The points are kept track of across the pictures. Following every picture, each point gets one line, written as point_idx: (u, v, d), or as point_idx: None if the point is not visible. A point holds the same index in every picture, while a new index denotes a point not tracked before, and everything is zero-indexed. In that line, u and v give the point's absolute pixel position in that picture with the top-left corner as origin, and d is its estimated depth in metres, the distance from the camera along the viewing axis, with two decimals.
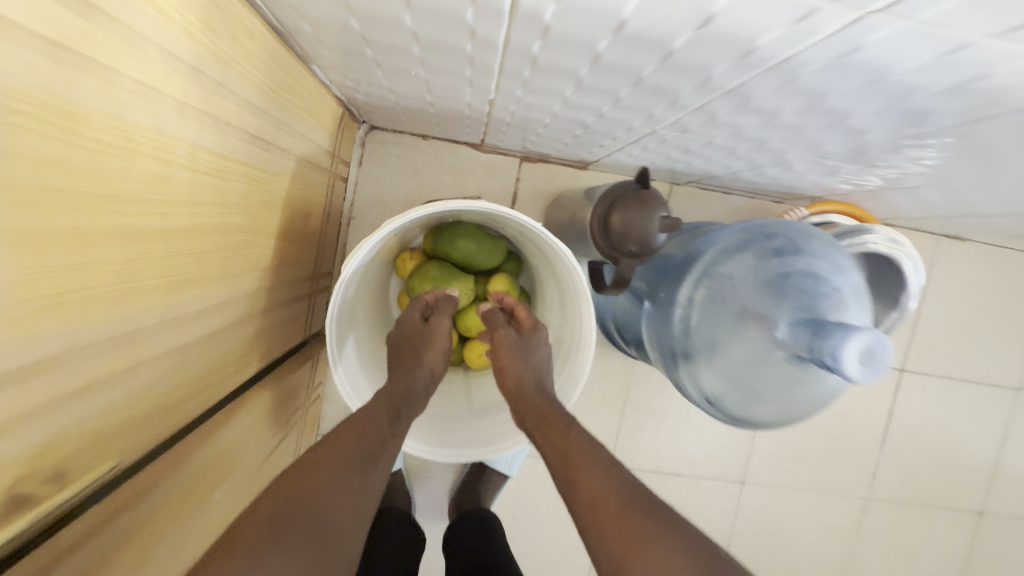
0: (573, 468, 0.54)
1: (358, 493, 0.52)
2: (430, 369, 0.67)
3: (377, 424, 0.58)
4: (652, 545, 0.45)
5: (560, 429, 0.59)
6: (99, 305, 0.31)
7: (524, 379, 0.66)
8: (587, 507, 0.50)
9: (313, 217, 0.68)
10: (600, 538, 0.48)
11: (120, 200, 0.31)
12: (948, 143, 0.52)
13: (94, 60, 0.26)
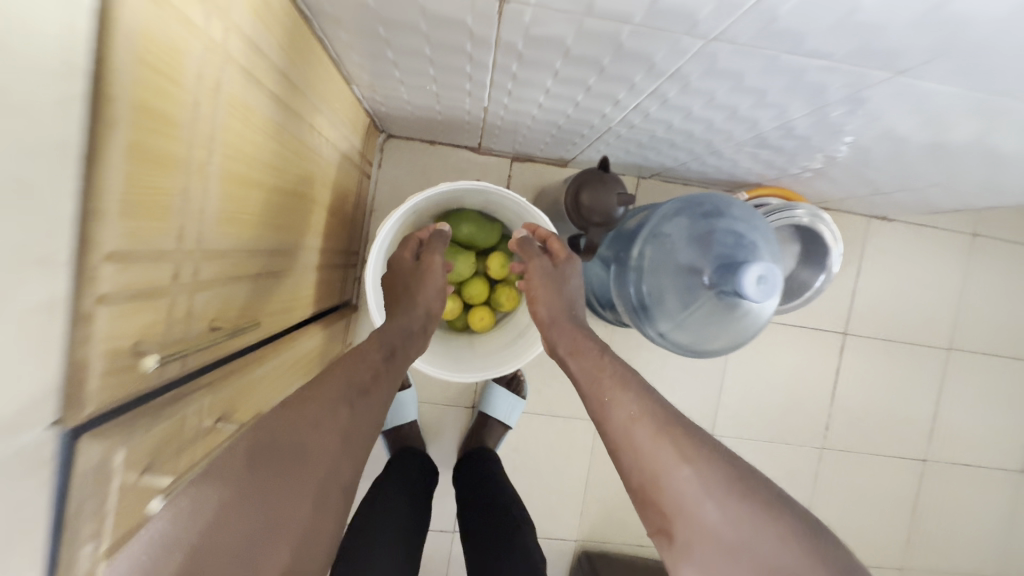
0: (606, 397, 0.66)
1: (343, 427, 0.53)
2: (430, 317, 0.77)
3: (356, 370, 0.59)
4: (676, 457, 0.57)
5: (594, 359, 0.71)
6: (239, 223, 0.49)
7: (562, 314, 0.78)
8: (621, 429, 0.62)
9: (347, 202, 0.87)
10: (631, 453, 0.60)
11: (252, 158, 0.49)
12: (820, 129, 0.70)
13: (247, 77, 0.45)
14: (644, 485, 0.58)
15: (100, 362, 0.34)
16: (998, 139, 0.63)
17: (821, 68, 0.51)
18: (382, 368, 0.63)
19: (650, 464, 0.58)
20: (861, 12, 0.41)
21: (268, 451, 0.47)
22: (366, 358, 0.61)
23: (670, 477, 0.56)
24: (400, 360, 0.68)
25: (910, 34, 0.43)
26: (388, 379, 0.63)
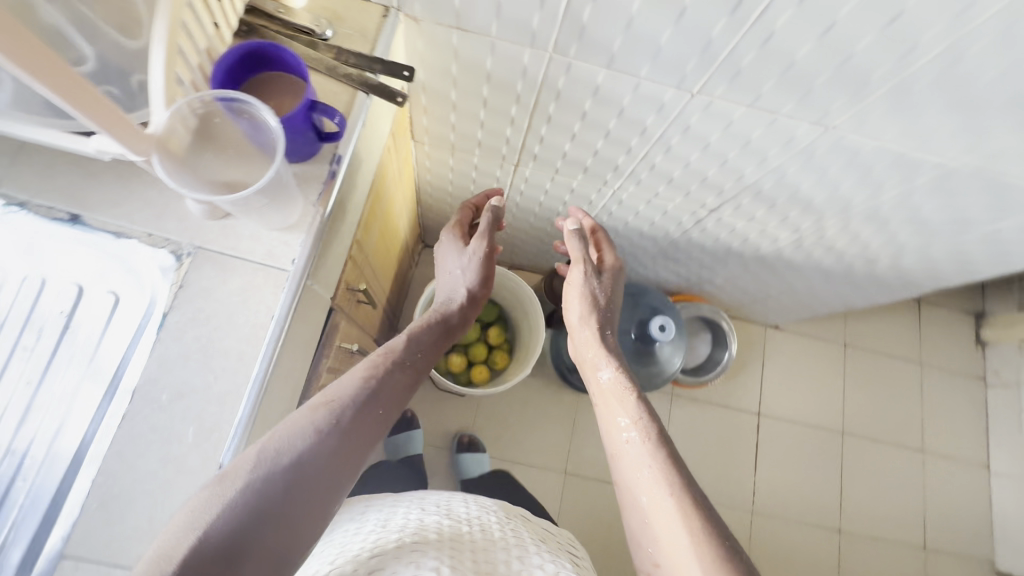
0: (627, 443, 0.67)
1: (356, 439, 0.55)
2: (445, 319, 0.75)
3: (372, 387, 0.58)
4: (676, 516, 0.58)
5: (617, 394, 0.72)
6: (378, 257, 0.90)
7: (597, 317, 0.81)
8: (632, 476, 0.65)
9: (399, 281, 1.29)
10: (637, 503, 0.63)
11: (388, 226, 0.92)
12: (696, 249, 1.17)
13: (393, 191, 0.90)
14: (646, 530, 0.61)
15: (344, 292, 0.71)
16: (790, 255, 1.10)
17: (676, 209, 0.99)
18: (394, 381, 0.61)
19: (651, 517, 0.60)
20: (681, 184, 0.90)
21: (292, 478, 0.49)
22: (377, 372, 0.60)
23: (667, 535, 0.58)
24: (414, 375, 0.64)
25: (706, 194, 0.92)
26: (396, 392, 0.61)
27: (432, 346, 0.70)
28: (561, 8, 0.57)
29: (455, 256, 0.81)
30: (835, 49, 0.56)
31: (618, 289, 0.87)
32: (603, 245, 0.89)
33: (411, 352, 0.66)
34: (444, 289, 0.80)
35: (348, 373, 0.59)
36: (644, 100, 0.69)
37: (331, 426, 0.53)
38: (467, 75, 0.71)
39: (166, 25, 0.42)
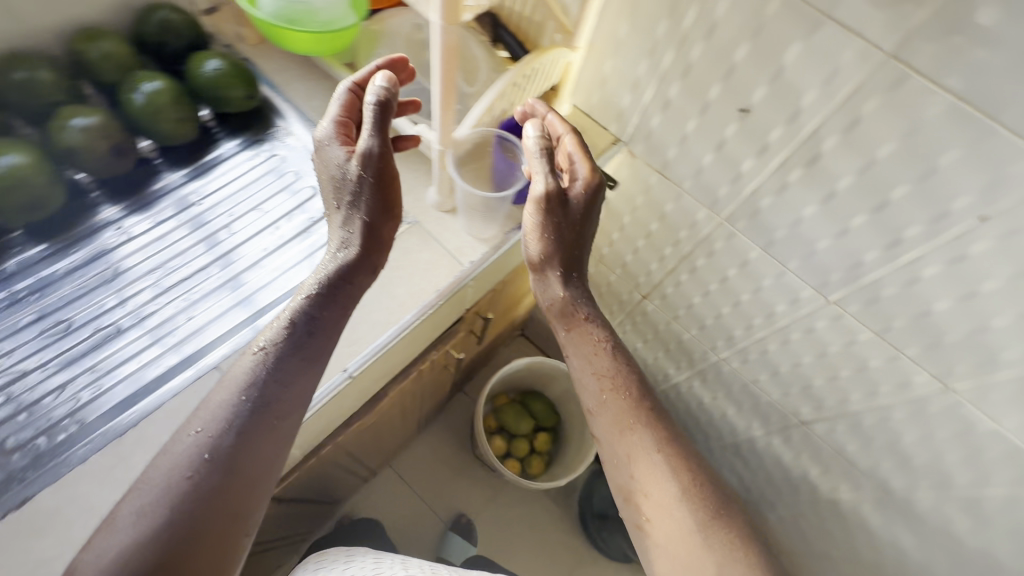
0: (613, 396, 0.66)
1: (237, 472, 0.52)
2: (347, 283, 0.59)
3: (249, 399, 0.53)
4: (670, 472, 0.63)
5: (594, 346, 0.68)
6: (502, 309, 1.03)
7: (556, 260, 0.66)
8: (621, 430, 0.65)
9: (490, 347, 1.40)
10: (632, 458, 0.65)
11: (520, 291, 1.07)
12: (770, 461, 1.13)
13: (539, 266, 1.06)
14: (634, 480, 0.64)
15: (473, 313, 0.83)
16: (868, 516, 1.02)
17: (768, 403, 1.01)
18: (279, 387, 0.55)
19: (648, 469, 0.64)
20: (783, 380, 0.94)
21: (176, 518, 0.49)
22: (261, 379, 0.54)
23: (662, 491, 0.63)
24: (312, 353, 0.57)
25: (802, 403, 0.94)
26: (288, 399, 0.55)
27: (336, 316, 0.58)
28: (747, 190, 0.72)
29: (336, 179, 0.58)
30: (971, 316, 0.63)
31: (593, 216, 0.67)
32: (575, 154, 0.64)
33: (302, 332, 0.57)
34: (338, 225, 0.60)
35: (222, 390, 0.55)
36: (782, 288, 0.80)
37: (205, 457, 0.51)
38: (647, 208, 0.88)
39: (496, 91, 0.65)
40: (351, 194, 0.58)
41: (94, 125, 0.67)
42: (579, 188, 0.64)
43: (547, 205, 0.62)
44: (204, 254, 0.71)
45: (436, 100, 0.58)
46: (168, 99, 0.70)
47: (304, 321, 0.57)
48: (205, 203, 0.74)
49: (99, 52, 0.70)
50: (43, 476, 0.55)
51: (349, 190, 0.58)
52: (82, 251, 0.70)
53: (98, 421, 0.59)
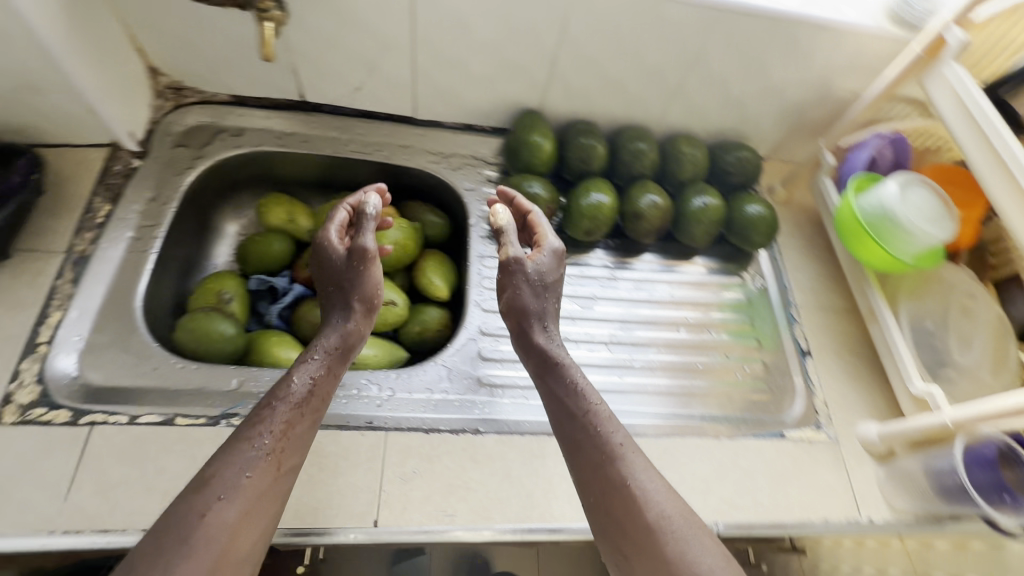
0: (582, 433, 0.51)
1: (228, 540, 0.41)
2: (331, 338, 0.54)
3: (269, 443, 0.46)
4: (638, 480, 0.48)
5: (573, 386, 0.54)
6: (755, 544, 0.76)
7: (529, 317, 0.58)
8: (586, 469, 0.50)
9: None
10: (596, 488, 0.49)
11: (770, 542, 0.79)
12: None
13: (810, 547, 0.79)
14: (613, 511, 0.47)
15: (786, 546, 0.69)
16: None
17: None
18: (292, 428, 0.47)
19: (611, 489, 0.48)
20: None
21: (195, 564, 0.38)
22: (275, 428, 0.47)
23: (635, 510, 0.46)
24: (314, 406, 0.50)
25: None
26: (298, 438, 0.48)
27: (326, 372, 0.52)
28: None
29: (331, 270, 0.58)
30: None
31: (551, 297, 0.61)
32: (540, 227, 0.64)
33: (307, 387, 0.50)
34: (325, 310, 0.57)
35: (232, 444, 0.45)
36: None
37: (218, 502, 0.41)
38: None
39: None
40: (342, 283, 0.57)
41: (659, 206, 0.75)
42: (535, 268, 0.60)
43: (506, 278, 0.59)
44: (635, 314, 0.75)
45: (999, 404, 0.52)
46: (713, 217, 0.76)
47: (304, 383, 0.50)
48: (674, 300, 0.77)
49: (689, 153, 0.80)
50: (464, 418, 0.60)
51: (336, 281, 0.58)
52: (575, 266, 0.77)
53: (517, 419, 0.62)
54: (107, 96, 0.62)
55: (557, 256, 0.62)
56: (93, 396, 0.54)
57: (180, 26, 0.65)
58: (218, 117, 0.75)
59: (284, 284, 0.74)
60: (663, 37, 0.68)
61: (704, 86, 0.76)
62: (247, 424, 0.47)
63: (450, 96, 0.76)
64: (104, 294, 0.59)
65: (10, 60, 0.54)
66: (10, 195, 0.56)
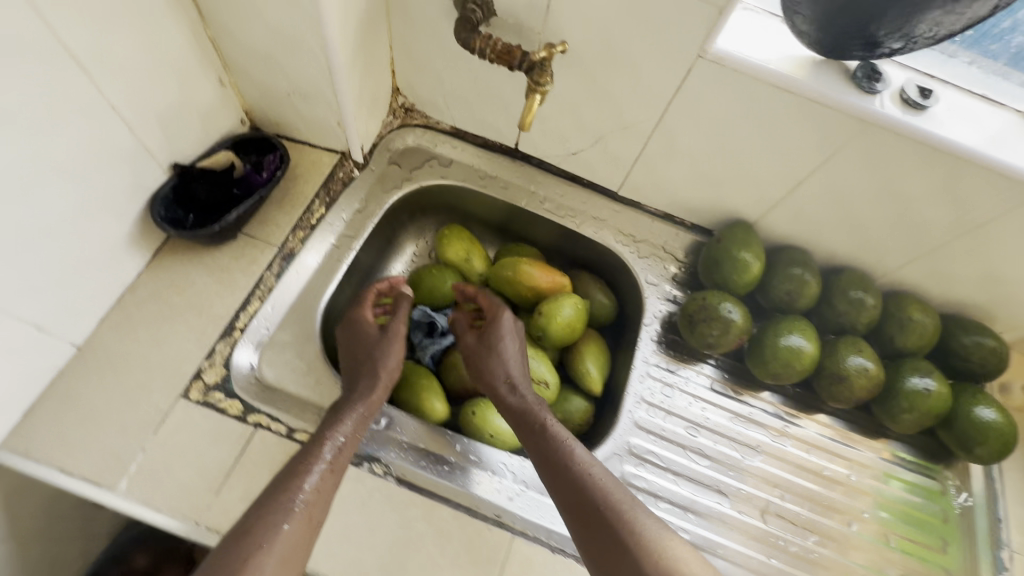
0: (560, 464, 0.51)
1: None
2: (358, 409, 0.53)
3: (304, 497, 0.45)
4: (615, 499, 0.49)
5: (551, 431, 0.54)
6: None
7: (496, 377, 0.60)
8: (570, 504, 0.49)
9: None
10: (585, 520, 0.48)
11: None
12: None
13: None
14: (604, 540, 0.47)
15: None
16: None
17: None
18: (322, 485, 0.46)
19: (594, 517, 0.48)
20: None
21: None
22: (310, 485, 0.46)
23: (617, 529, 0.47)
24: (343, 461, 0.49)
25: None
26: (328, 494, 0.47)
27: (355, 430, 0.51)
28: None
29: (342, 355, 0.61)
30: None
31: (513, 351, 0.62)
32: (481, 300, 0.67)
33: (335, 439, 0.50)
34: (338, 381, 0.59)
35: (262, 503, 0.44)
36: None
37: (259, 550, 0.41)
38: None
39: None
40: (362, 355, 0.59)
41: (868, 372, 0.64)
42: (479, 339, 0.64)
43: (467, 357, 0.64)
44: (799, 486, 0.65)
45: None
46: (928, 408, 0.64)
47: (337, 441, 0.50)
48: (849, 483, 0.66)
49: (919, 321, 0.67)
50: None
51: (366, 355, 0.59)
52: (744, 405, 0.69)
53: None
54: (358, 114, 0.65)
55: (510, 324, 0.64)
56: (263, 396, 0.56)
57: (438, 62, 0.67)
58: (434, 144, 0.77)
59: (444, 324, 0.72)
60: (943, 198, 0.58)
61: (970, 258, 0.64)
62: (273, 488, 0.45)
63: (664, 186, 0.72)
64: (297, 294, 0.62)
65: (297, 72, 0.58)
66: (254, 190, 0.61)
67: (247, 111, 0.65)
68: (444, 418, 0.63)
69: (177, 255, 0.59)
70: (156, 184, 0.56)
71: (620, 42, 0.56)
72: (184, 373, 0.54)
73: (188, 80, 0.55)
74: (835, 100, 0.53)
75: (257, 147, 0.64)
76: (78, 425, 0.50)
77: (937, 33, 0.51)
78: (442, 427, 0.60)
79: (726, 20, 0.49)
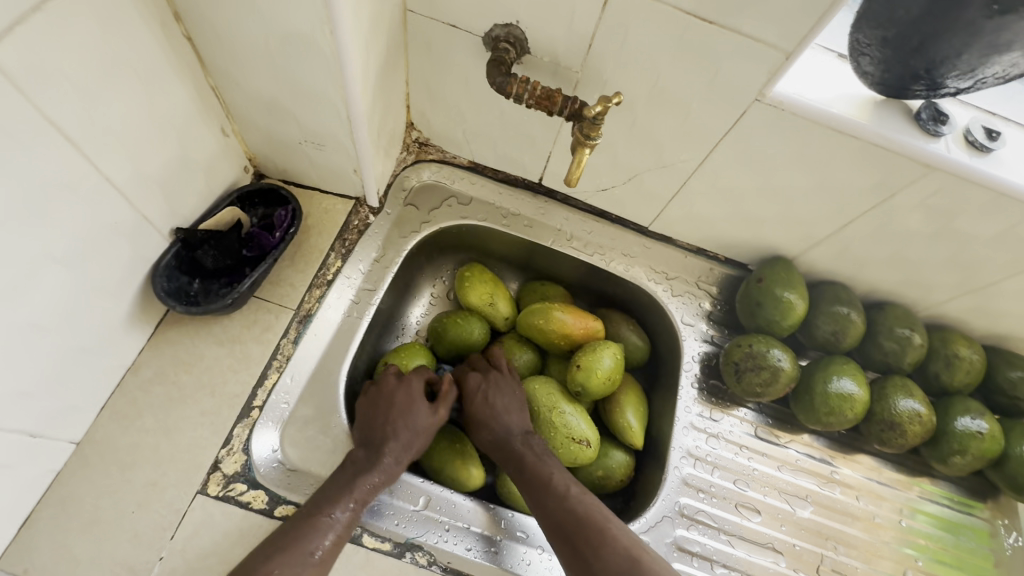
0: (553, 497, 0.50)
1: None
2: (373, 475, 0.50)
3: (321, 548, 0.44)
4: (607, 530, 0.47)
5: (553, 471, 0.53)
6: None
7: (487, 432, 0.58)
8: (563, 540, 0.48)
9: None
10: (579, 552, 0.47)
11: None
12: None
13: None
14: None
15: None
16: None
17: None
18: (339, 537, 0.45)
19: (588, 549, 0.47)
20: None
21: None
22: (327, 536, 0.45)
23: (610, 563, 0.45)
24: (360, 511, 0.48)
25: None
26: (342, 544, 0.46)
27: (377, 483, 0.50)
28: None
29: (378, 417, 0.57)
30: None
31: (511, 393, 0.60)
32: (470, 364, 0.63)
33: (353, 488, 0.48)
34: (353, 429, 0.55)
35: (270, 552, 0.42)
36: None
37: None
38: None
39: None
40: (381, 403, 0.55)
41: (920, 417, 0.61)
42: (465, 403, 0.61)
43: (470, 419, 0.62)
44: (853, 537, 0.63)
45: None
46: (983, 450, 0.61)
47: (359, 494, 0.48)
48: (901, 530, 0.64)
49: (967, 357, 0.65)
50: None
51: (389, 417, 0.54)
52: (790, 450, 0.66)
53: None
54: (376, 158, 0.59)
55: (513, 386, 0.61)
56: (289, 482, 0.51)
57: (459, 98, 0.62)
58: (452, 181, 0.71)
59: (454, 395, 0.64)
60: (1003, 240, 0.56)
61: (1021, 294, 0.62)
62: (283, 535, 0.44)
63: (700, 222, 0.68)
64: (317, 360, 0.57)
65: (310, 119, 0.52)
66: (266, 252, 0.55)
67: (251, 158, 0.59)
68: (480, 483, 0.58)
69: (182, 326, 0.53)
70: (156, 254, 0.50)
71: (667, 82, 0.51)
72: (200, 463, 0.49)
73: (188, 135, 0.49)
74: (902, 145, 0.50)
75: (265, 199, 0.58)
76: (85, 534, 0.45)
77: (1008, 73, 0.46)
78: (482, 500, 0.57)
79: (792, 64, 0.46)
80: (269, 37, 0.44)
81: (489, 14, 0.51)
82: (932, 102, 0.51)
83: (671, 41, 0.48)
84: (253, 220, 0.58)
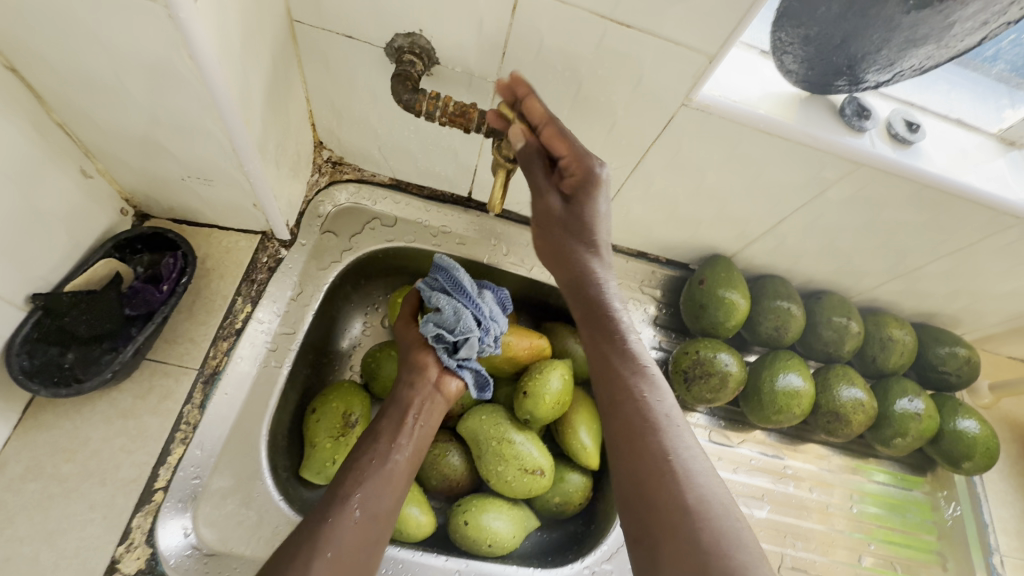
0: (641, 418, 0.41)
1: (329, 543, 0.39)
2: (393, 422, 0.50)
3: (357, 494, 0.43)
4: (699, 480, 0.37)
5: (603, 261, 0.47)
6: None
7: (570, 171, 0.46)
8: (601, 362, 0.45)
9: None
10: (651, 512, 0.36)
11: None
12: None
13: None
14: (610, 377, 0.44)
15: None
16: None
17: None
18: (377, 479, 0.45)
19: (673, 502, 0.36)
20: None
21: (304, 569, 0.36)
22: (360, 482, 0.44)
23: (702, 530, 0.34)
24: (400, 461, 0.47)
25: None
26: (387, 485, 0.45)
27: (407, 427, 0.50)
28: None
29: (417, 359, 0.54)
30: None
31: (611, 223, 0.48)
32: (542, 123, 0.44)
33: (383, 437, 0.48)
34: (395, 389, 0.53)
35: (335, 491, 0.43)
36: None
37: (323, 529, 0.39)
38: None
39: None
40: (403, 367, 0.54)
41: (863, 405, 0.62)
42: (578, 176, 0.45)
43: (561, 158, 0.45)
44: (808, 532, 0.63)
45: None
46: (921, 430, 0.63)
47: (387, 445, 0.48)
48: (854, 517, 0.65)
49: (899, 339, 0.66)
50: None
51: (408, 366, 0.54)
52: (743, 450, 0.66)
53: None
54: (277, 186, 0.52)
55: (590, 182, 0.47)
56: (207, 571, 0.44)
57: (368, 112, 0.56)
58: (373, 202, 0.65)
59: (490, 310, 0.58)
60: (929, 228, 0.56)
61: (943, 276, 0.63)
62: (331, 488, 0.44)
63: (638, 227, 0.65)
64: (231, 422, 0.50)
65: (189, 155, 0.45)
66: (153, 309, 0.48)
67: (127, 198, 0.51)
68: (431, 526, 0.54)
69: (57, 406, 0.46)
70: (9, 328, 0.42)
71: (589, 89, 0.48)
72: (93, 568, 0.42)
73: (33, 183, 0.41)
74: (830, 143, 0.49)
75: (149, 244, 0.51)
76: None
77: (924, 65, 0.45)
78: (427, 550, 0.53)
79: (715, 68, 0.44)
80: (116, 64, 0.37)
81: (387, 22, 0.45)
82: (854, 97, 0.50)
83: (588, 45, 0.44)
84: (137, 270, 0.50)
